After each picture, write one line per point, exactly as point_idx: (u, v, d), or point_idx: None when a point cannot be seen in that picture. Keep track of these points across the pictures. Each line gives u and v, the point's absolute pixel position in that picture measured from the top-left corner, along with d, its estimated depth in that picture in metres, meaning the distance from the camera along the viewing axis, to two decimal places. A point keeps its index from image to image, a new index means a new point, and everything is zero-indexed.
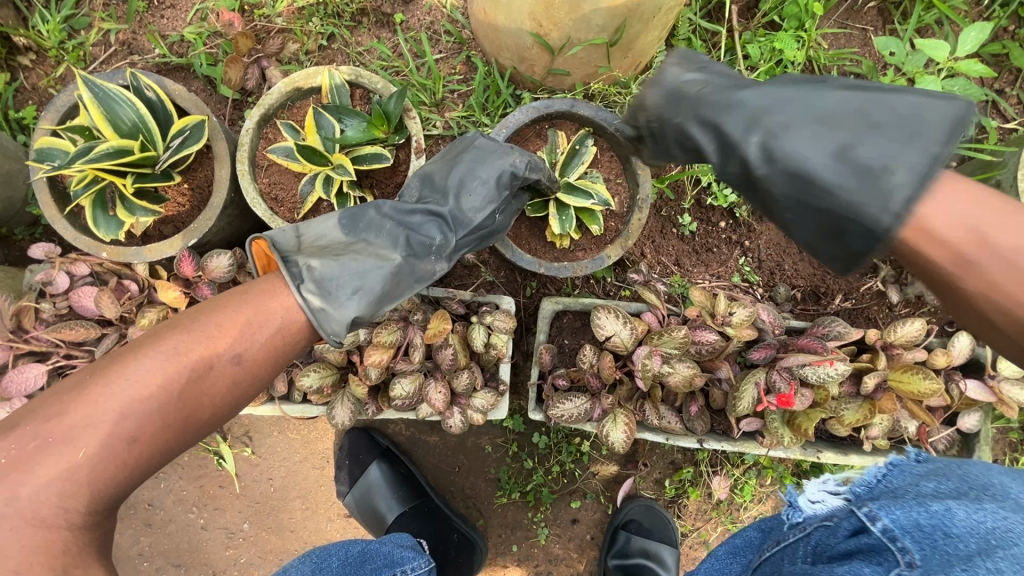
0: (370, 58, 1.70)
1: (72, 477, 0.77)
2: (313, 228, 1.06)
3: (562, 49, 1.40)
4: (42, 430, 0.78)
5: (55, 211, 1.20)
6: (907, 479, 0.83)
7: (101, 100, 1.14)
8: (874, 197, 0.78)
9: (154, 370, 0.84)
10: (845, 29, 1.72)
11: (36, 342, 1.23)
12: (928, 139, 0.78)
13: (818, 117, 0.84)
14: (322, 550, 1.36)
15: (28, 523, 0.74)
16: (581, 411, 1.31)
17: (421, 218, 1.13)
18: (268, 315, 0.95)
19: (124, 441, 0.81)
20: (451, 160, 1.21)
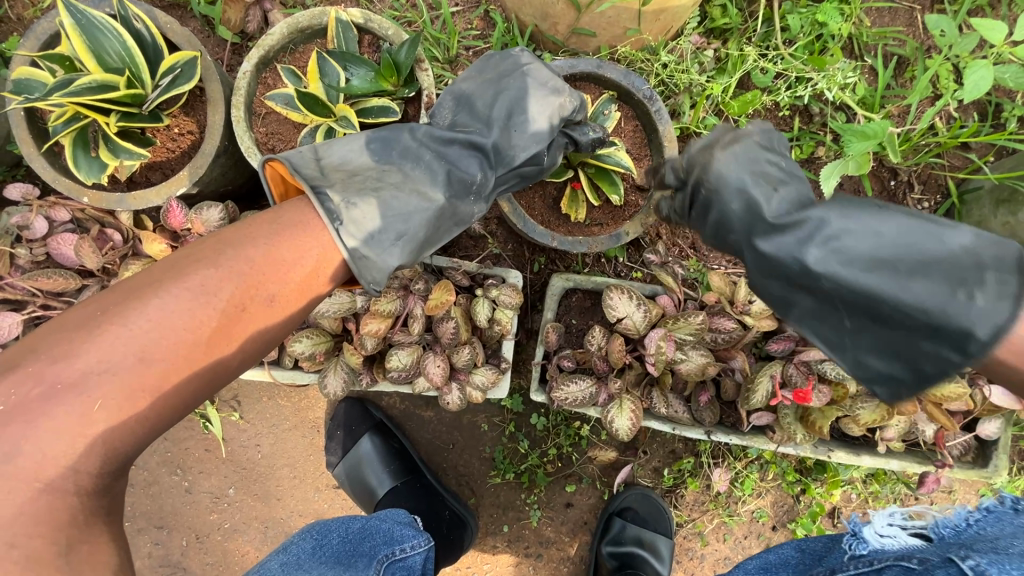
0: (382, 7, 1.58)
1: (84, 430, 0.72)
2: (336, 154, 0.98)
3: (590, 5, 1.30)
4: (47, 376, 0.72)
5: (32, 148, 1.11)
6: (1005, 529, 0.91)
7: (84, 29, 1.03)
8: (967, 313, 0.80)
9: (177, 310, 0.78)
10: (891, 5, 1.62)
11: (12, 290, 1.15)
12: (973, 289, 0.80)
13: (872, 261, 0.85)
14: (322, 524, 1.29)
15: (30, 482, 0.70)
16: (587, 394, 1.25)
17: (459, 148, 1.05)
18: (301, 252, 0.87)
19: (147, 389, 0.76)
20: (494, 84, 1.10)
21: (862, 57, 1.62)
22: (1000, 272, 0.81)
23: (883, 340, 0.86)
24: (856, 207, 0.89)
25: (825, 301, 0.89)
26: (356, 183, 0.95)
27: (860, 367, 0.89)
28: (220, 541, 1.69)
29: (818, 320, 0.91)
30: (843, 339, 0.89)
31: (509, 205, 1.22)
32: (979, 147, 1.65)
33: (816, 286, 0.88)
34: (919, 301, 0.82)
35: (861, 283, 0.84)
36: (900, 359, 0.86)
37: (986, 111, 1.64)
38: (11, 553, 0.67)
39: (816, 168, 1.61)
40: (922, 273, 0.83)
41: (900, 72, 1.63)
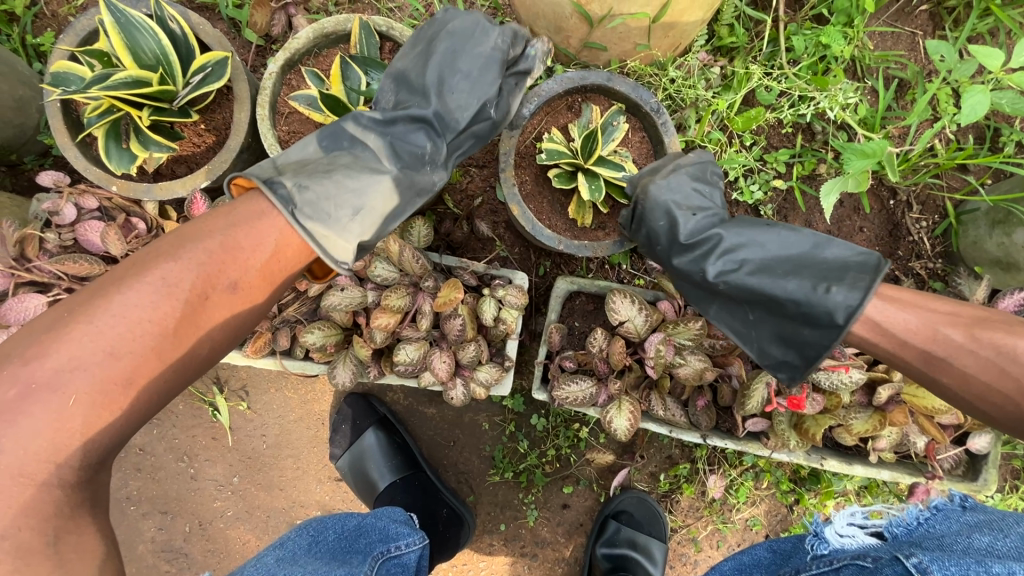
0: (401, 15, 1.65)
1: (62, 426, 0.76)
2: (288, 151, 1.02)
3: (602, 21, 1.36)
4: (21, 376, 0.76)
5: (66, 138, 1.17)
6: (952, 527, 0.96)
7: (122, 27, 1.08)
8: (826, 302, 0.98)
9: (140, 306, 0.81)
10: (893, 30, 1.68)
11: (39, 273, 1.20)
12: (834, 283, 0.99)
13: (755, 266, 1.06)
14: (319, 522, 1.33)
15: (14, 477, 0.74)
16: (587, 394, 1.29)
17: (406, 125, 1.10)
18: (258, 244, 0.90)
19: (120, 382, 0.80)
20: (424, 54, 1.14)
21: (864, 78, 1.67)
22: (857, 271, 0.99)
23: (778, 332, 1.06)
24: (749, 225, 1.10)
25: (729, 304, 1.09)
26: (307, 170, 0.99)
27: (766, 355, 1.08)
28: (222, 528, 1.72)
29: (730, 317, 1.10)
30: (751, 331, 1.08)
31: (518, 207, 1.24)
32: (977, 169, 1.70)
33: (715, 289, 1.09)
34: (797, 300, 1.01)
35: (746, 290, 1.05)
36: (793, 348, 1.05)
37: (984, 134, 1.69)
38: (2, 545, 0.73)
39: (816, 185, 1.66)
40: (797, 273, 1.03)
41: (901, 94, 1.68)
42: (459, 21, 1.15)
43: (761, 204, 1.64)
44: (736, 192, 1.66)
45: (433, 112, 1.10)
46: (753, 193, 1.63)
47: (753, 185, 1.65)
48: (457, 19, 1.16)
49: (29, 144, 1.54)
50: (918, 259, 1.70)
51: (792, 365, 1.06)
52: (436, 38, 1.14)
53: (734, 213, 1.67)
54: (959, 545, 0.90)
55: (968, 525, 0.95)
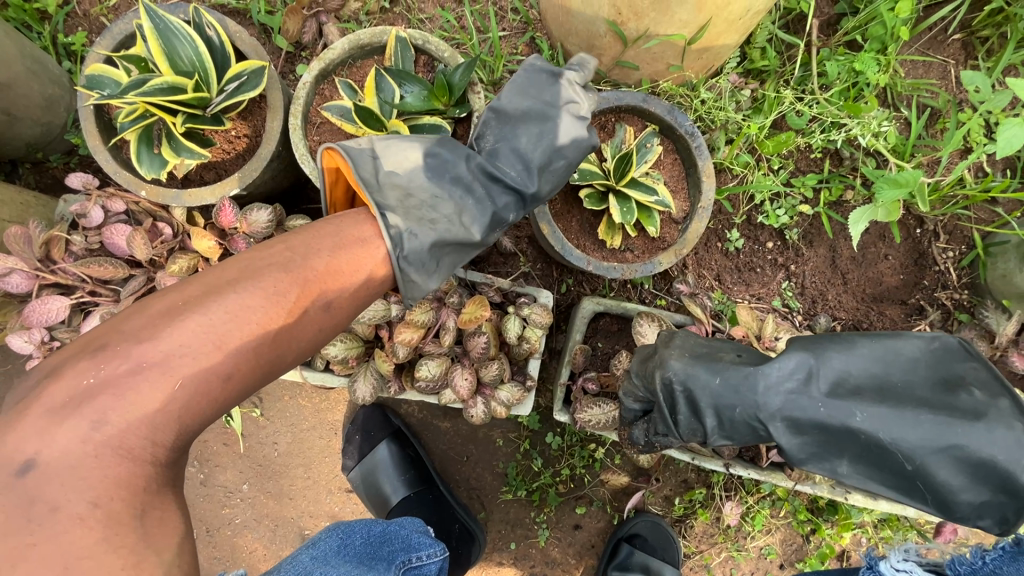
0: (432, 27, 1.65)
1: (163, 410, 0.70)
2: (396, 170, 0.97)
3: (637, 41, 1.36)
4: (136, 352, 0.70)
5: (98, 141, 1.16)
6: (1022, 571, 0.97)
7: (161, 33, 1.08)
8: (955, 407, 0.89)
9: (254, 303, 0.78)
10: (926, 58, 1.67)
11: (63, 274, 1.19)
12: (925, 386, 0.92)
13: (874, 395, 0.92)
14: (347, 525, 1.30)
15: (115, 450, 0.67)
16: (609, 418, 1.26)
17: (506, 185, 1.03)
18: (359, 264, 0.88)
19: (221, 377, 0.75)
20: (547, 112, 1.06)
21: (895, 106, 1.66)
22: (959, 360, 0.94)
23: (960, 461, 0.87)
24: (827, 342, 0.97)
25: (874, 448, 0.90)
26: (413, 209, 0.95)
27: (953, 500, 0.88)
28: (229, 535, 1.70)
29: (876, 465, 0.92)
30: (918, 477, 0.89)
31: (549, 226, 1.23)
32: (1007, 202, 1.67)
33: (848, 440, 0.91)
34: (963, 433, 0.86)
35: (908, 435, 0.87)
36: (984, 488, 0.87)
37: (1014, 166, 1.67)
38: (93, 513, 0.64)
39: (844, 211, 1.65)
40: (908, 386, 0.93)
41: (932, 123, 1.67)
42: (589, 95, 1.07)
43: (786, 228, 1.63)
44: (762, 216, 1.64)
45: (534, 189, 1.04)
46: (779, 217, 1.62)
47: (779, 209, 1.64)
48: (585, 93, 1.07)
49: (55, 142, 1.54)
50: (944, 290, 1.68)
51: (990, 506, 0.89)
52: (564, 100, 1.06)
53: (760, 236, 1.66)
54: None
55: None
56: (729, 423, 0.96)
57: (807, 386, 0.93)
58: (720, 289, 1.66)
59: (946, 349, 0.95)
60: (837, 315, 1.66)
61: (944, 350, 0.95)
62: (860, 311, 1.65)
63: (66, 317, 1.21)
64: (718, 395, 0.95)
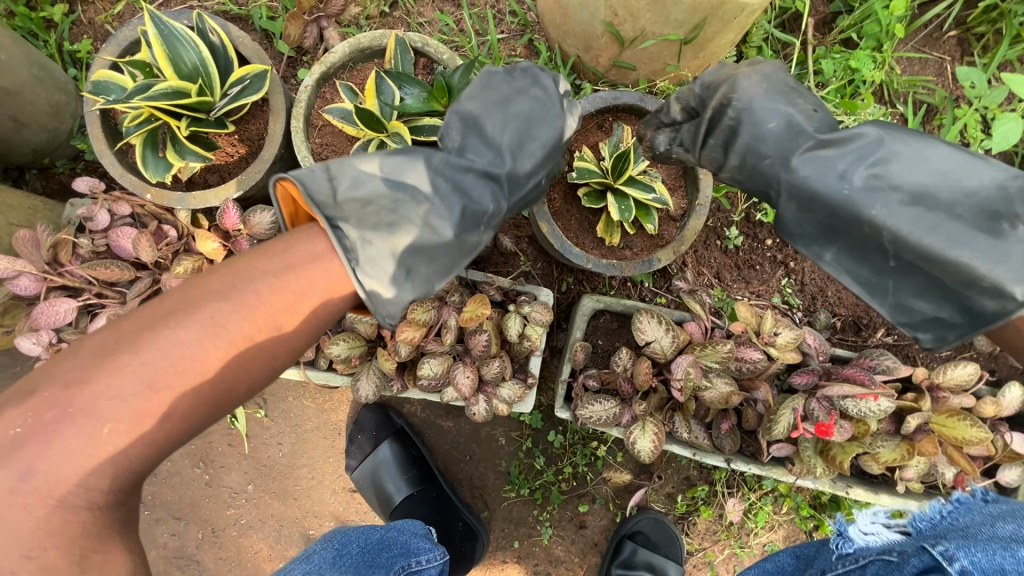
0: (431, 30, 1.68)
1: (94, 454, 0.76)
2: (350, 178, 0.93)
3: (634, 41, 1.38)
4: (63, 400, 0.75)
5: (104, 146, 1.18)
6: (976, 517, 0.92)
7: (165, 38, 1.10)
8: (985, 248, 0.85)
9: (183, 343, 0.80)
10: (922, 55, 1.68)
11: (70, 277, 1.20)
12: (966, 231, 0.86)
13: (903, 192, 0.89)
14: (343, 535, 1.32)
15: (44, 496, 0.74)
16: (610, 415, 1.28)
17: (475, 179, 1.01)
18: (302, 296, 0.87)
19: (152, 418, 0.79)
20: (503, 108, 1.05)
21: (892, 103, 1.67)
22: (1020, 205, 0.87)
23: (928, 285, 0.91)
24: (903, 133, 0.93)
25: (920, 190, 0.89)
26: (371, 214, 0.92)
27: (905, 310, 0.94)
28: (235, 536, 1.72)
29: (860, 260, 0.95)
30: (886, 282, 0.94)
31: (548, 225, 1.24)
32: None
33: (856, 225, 0.91)
34: (966, 257, 0.85)
35: (918, 231, 0.87)
36: (948, 301, 0.90)
37: (1012, 162, 1.68)
38: (28, 562, 0.73)
39: None
40: (949, 208, 0.88)
41: (929, 118, 1.68)
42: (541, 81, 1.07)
43: None
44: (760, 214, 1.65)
45: (506, 174, 1.02)
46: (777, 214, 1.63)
47: None
48: (538, 74, 1.08)
49: (61, 148, 1.57)
50: None
51: (944, 323, 0.92)
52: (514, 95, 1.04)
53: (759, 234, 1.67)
54: (983, 534, 0.87)
55: (992, 516, 0.91)
56: (750, 168, 1.00)
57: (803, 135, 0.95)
58: (720, 286, 1.66)
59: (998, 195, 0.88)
60: (838, 311, 1.66)
61: (991, 207, 0.87)
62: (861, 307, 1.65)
63: (73, 320, 1.22)
64: (753, 137, 0.97)
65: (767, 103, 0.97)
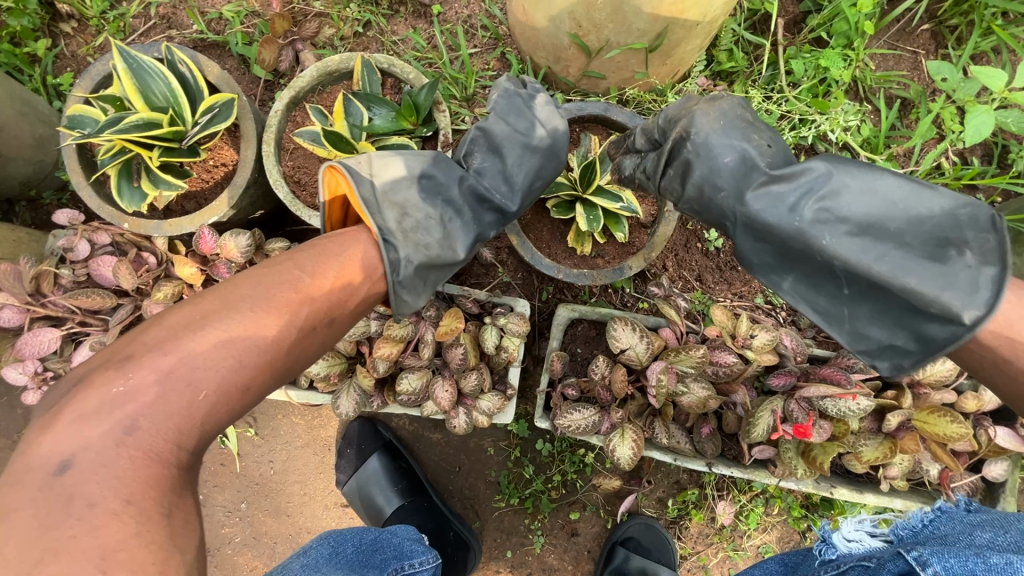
0: (405, 48, 1.70)
1: (188, 416, 0.70)
2: (393, 187, 1.00)
3: (600, 51, 1.39)
4: (159, 361, 0.71)
5: (81, 178, 1.21)
6: (958, 526, 0.95)
7: (134, 72, 1.13)
8: (936, 277, 0.85)
9: (268, 310, 0.79)
10: (895, 50, 1.68)
11: (53, 307, 1.24)
12: (914, 263, 0.86)
13: (850, 223, 0.90)
14: (338, 534, 1.31)
15: (146, 453, 0.67)
16: (589, 423, 1.28)
17: (488, 206, 1.12)
18: (364, 277, 0.91)
19: (240, 385, 0.75)
20: (521, 140, 1.15)
21: (866, 99, 1.67)
22: (977, 236, 0.85)
23: (881, 311, 0.91)
24: (851, 165, 0.94)
25: (869, 221, 0.90)
26: (409, 227, 0.99)
27: (862, 338, 0.94)
28: (230, 554, 1.73)
29: (816, 288, 0.95)
30: (842, 310, 0.93)
31: (518, 237, 1.26)
32: (986, 188, 1.68)
33: (809, 255, 0.92)
34: (915, 285, 0.85)
35: (866, 260, 0.88)
36: (902, 328, 0.90)
37: (991, 153, 1.67)
38: (127, 510, 0.63)
39: None
40: (899, 241, 0.88)
41: (905, 113, 1.68)
42: (558, 120, 1.17)
43: None
44: None
45: (515, 208, 1.12)
46: None
47: None
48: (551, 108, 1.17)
49: (47, 180, 1.61)
50: None
51: (900, 350, 0.91)
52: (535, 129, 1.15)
53: None
54: (962, 542, 0.89)
55: (970, 524, 0.95)
56: (707, 200, 1.01)
57: (755, 172, 0.97)
58: (701, 289, 1.64)
59: (947, 227, 0.87)
60: None
61: (940, 238, 0.87)
62: None
63: (59, 348, 1.25)
64: (711, 166, 0.99)
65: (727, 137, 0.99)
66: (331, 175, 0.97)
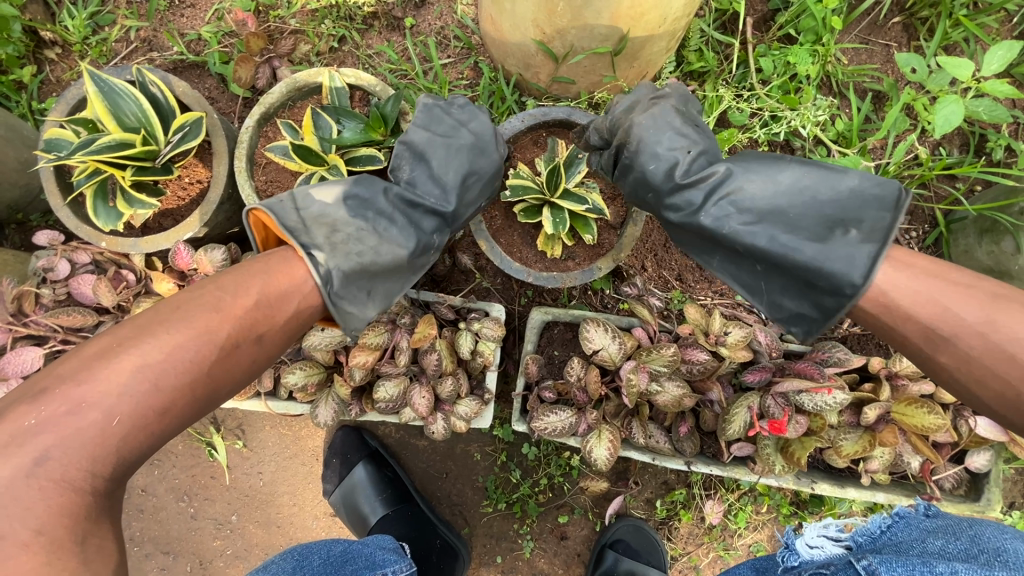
0: (380, 61, 1.73)
1: (102, 444, 0.75)
2: (313, 205, 1.01)
3: (566, 57, 1.41)
4: (74, 395, 0.75)
5: (59, 199, 1.24)
6: (914, 533, 1.01)
7: (106, 95, 1.16)
8: (828, 250, 0.91)
9: (184, 342, 0.82)
10: (866, 44, 1.69)
11: (35, 326, 1.26)
12: (809, 237, 0.94)
13: (754, 207, 0.99)
14: (303, 549, 1.35)
15: (58, 482, 0.72)
16: (566, 425, 1.29)
17: (423, 212, 1.12)
18: (282, 302, 0.92)
19: (155, 412, 0.79)
20: (445, 144, 1.16)
21: (839, 93, 1.67)
22: (873, 211, 0.92)
23: (790, 284, 0.98)
24: (756, 158, 1.02)
25: (771, 204, 0.98)
26: (341, 241, 1.00)
27: (778, 309, 1.00)
28: (222, 567, 1.75)
29: (734, 268, 1.03)
30: (758, 285, 1.01)
31: (486, 242, 1.27)
32: (964, 177, 1.68)
33: (718, 235, 1.01)
34: (808, 257, 0.93)
35: (765, 238, 0.96)
36: (807, 297, 0.97)
37: (967, 142, 1.68)
38: (38, 539, 0.70)
39: None
40: (799, 219, 0.96)
41: (878, 106, 1.68)
42: (480, 121, 1.19)
43: None
44: None
45: (452, 208, 1.13)
46: None
47: None
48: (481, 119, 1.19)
49: (34, 203, 1.64)
50: None
51: (811, 319, 0.98)
52: (455, 133, 1.17)
53: None
54: (914, 549, 0.96)
55: (927, 531, 1.01)
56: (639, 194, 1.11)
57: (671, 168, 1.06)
58: (680, 288, 1.64)
59: (846, 204, 0.94)
60: None
61: (839, 214, 0.94)
62: None
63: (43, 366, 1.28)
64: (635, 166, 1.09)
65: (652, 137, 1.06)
66: (254, 214, 0.98)
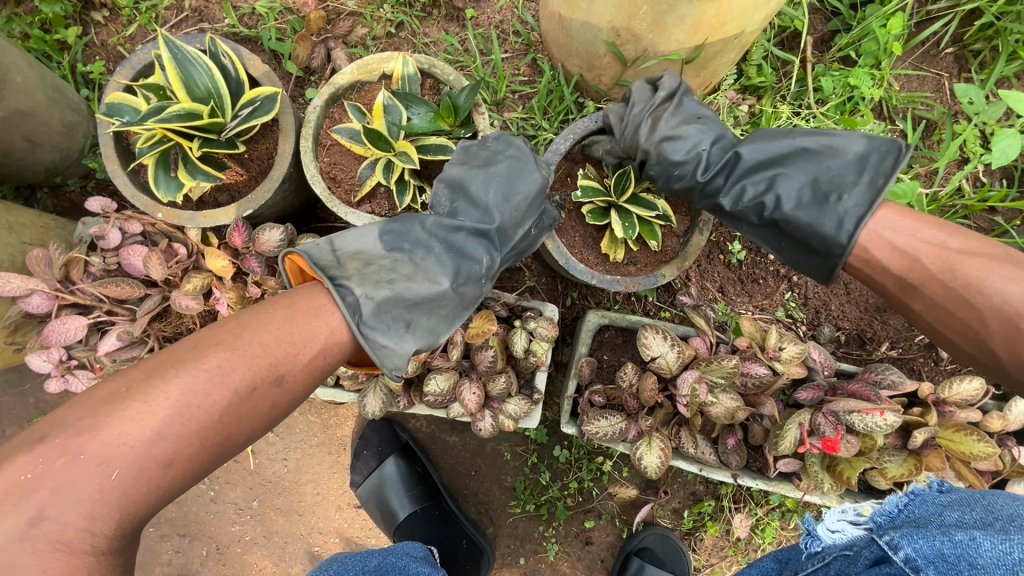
0: (436, 50, 1.71)
1: (101, 500, 0.72)
2: (349, 241, 1.00)
3: (636, 61, 1.40)
4: (74, 447, 0.73)
5: (117, 166, 1.21)
6: (930, 508, 0.90)
7: (178, 62, 1.12)
8: (822, 216, 1.04)
9: (192, 392, 0.78)
10: (920, 72, 1.70)
11: (81, 295, 1.23)
12: (808, 205, 1.06)
13: (763, 179, 1.11)
14: (338, 564, 1.29)
15: (54, 544, 0.70)
16: (616, 430, 1.27)
17: (466, 235, 1.07)
18: (299, 349, 0.86)
19: (159, 464, 0.76)
20: (482, 169, 1.13)
21: (892, 119, 1.69)
22: (868, 176, 1.03)
23: (798, 247, 1.11)
24: (766, 134, 1.14)
25: (777, 176, 1.10)
26: (373, 273, 0.97)
27: (793, 264, 1.14)
28: (239, 553, 1.71)
29: (754, 231, 1.17)
30: (775, 246, 1.15)
31: (552, 242, 1.26)
32: (1006, 210, 1.70)
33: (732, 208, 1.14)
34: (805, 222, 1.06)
35: (771, 207, 1.09)
36: (812, 256, 1.09)
37: (1012, 176, 1.70)
38: None
39: None
40: (803, 189, 1.07)
41: (928, 134, 1.70)
42: (518, 145, 1.16)
43: None
44: None
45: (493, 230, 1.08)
46: None
47: None
48: (515, 141, 1.17)
49: (73, 167, 1.59)
50: None
51: (818, 273, 1.10)
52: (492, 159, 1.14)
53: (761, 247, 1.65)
54: (933, 524, 0.86)
55: (944, 506, 0.89)
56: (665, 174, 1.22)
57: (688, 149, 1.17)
58: (723, 301, 1.64)
59: (845, 170, 1.05)
60: (840, 324, 1.65)
61: (837, 179, 1.05)
62: (864, 321, 1.63)
63: (84, 337, 1.24)
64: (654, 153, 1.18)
65: (673, 123, 1.15)
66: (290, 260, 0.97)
